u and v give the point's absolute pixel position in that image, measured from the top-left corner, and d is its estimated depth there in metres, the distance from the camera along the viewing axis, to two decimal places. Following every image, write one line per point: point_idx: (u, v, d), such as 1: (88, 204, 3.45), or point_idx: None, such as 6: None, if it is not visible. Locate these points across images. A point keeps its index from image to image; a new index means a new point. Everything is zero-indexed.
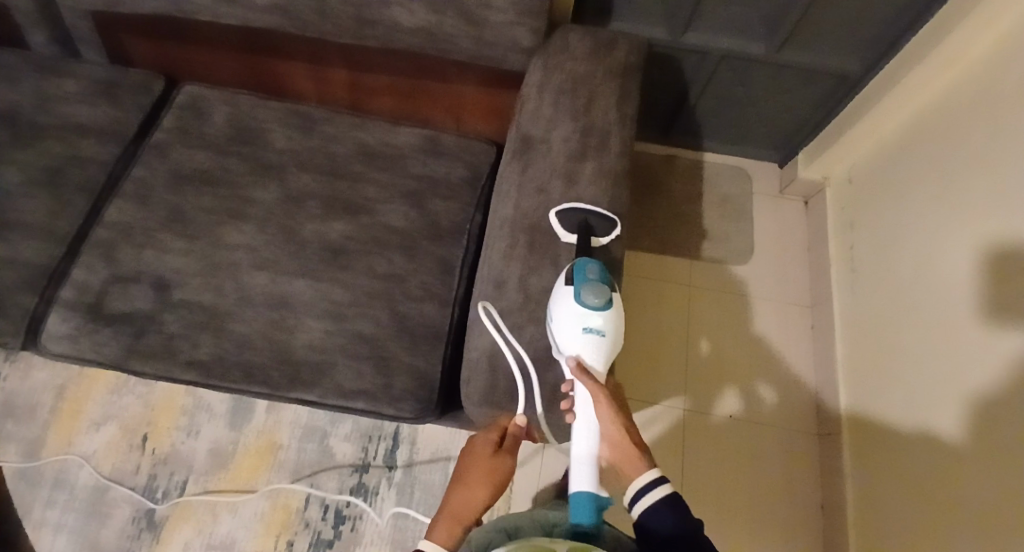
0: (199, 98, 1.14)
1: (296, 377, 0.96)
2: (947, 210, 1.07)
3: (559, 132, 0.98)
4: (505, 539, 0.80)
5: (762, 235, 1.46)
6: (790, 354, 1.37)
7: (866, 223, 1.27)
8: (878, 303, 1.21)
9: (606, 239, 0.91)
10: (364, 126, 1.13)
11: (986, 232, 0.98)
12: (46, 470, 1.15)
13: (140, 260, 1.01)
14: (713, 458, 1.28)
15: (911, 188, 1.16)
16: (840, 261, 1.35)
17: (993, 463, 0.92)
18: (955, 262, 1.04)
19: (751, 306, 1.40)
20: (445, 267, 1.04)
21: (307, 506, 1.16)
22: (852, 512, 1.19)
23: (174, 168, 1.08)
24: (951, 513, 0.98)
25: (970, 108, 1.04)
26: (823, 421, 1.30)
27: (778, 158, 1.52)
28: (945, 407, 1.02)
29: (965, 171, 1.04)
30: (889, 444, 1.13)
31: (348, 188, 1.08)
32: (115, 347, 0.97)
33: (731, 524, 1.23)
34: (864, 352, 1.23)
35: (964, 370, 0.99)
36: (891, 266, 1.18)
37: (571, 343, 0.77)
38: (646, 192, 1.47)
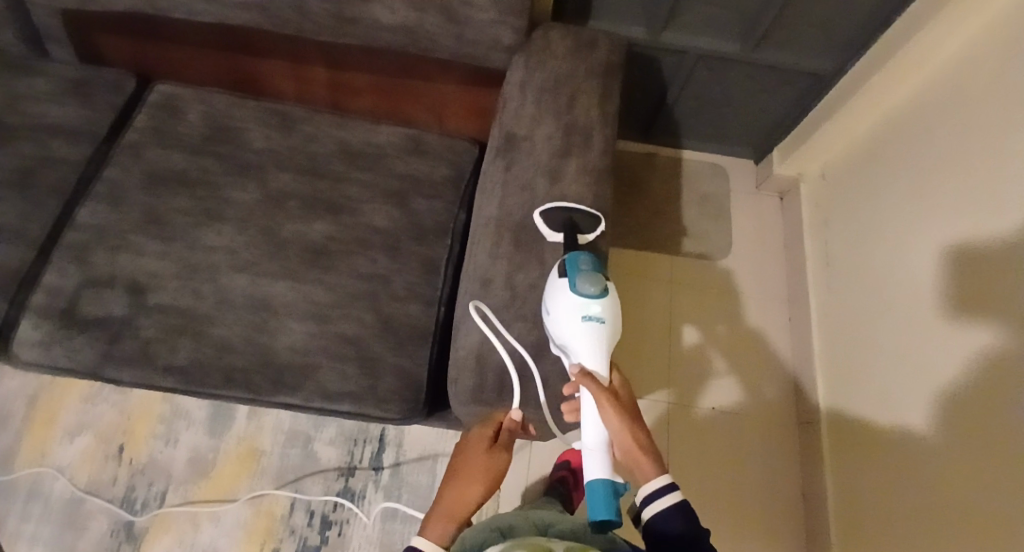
0: (174, 98, 1.11)
1: (279, 381, 0.95)
2: (918, 204, 1.09)
3: (542, 130, 0.98)
4: (500, 537, 0.85)
5: (740, 231, 1.48)
6: (769, 348, 1.38)
7: (841, 217, 1.29)
8: (854, 295, 1.22)
9: (592, 235, 0.91)
10: (344, 126, 1.12)
11: (957, 226, 1.00)
12: (20, 483, 1.12)
13: (115, 263, 0.99)
14: (697, 452, 1.28)
15: (884, 181, 1.18)
16: (816, 254, 1.36)
17: (968, 452, 0.94)
18: (928, 254, 1.05)
19: (730, 300, 1.41)
20: (429, 266, 1.03)
21: (291, 512, 1.14)
22: (832, 500, 1.21)
23: (149, 169, 1.05)
24: (930, 500, 1.00)
25: (941, 103, 1.07)
26: (803, 412, 1.32)
27: (755, 155, 1.54)
28: (920, 397, 1.04)
29: (937, 164, 1.06)
30: (866, 435, 1.15)
31: (329, 188, 1.06)
32: (91, 354, 0.94)
33: (716, 518, 1.24)
34: (840, 345, 1.25)
35: (938, 359, 1.01)
36: (865, 258, 1.20)
37: (571, 333, 0.78)
38: (627, 189, 1.48)
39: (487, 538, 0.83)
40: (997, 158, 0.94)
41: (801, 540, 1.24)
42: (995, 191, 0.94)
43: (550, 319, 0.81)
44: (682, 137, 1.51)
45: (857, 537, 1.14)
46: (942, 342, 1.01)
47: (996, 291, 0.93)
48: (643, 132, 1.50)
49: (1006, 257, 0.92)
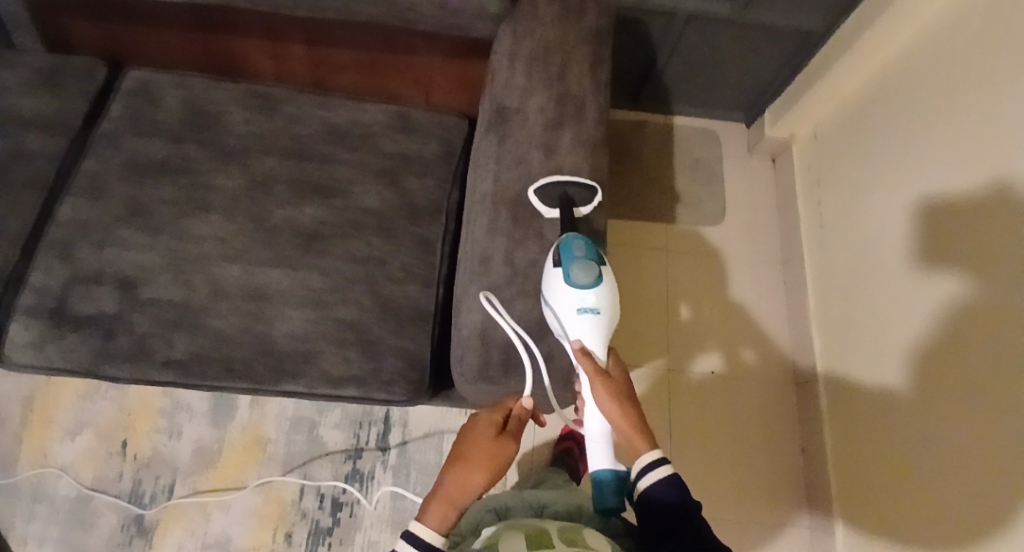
0: (149, 82, 1.07)
1: (280, 369, 0.94)
2: (906, 163, 1.09)
3: (534, 102, 0.96)
4: (494, 517, 0.90)
5: (732, 194, 1.47)
6: (765, 309, 1.39)
7: (831, 176, 1.29)
8: (845, 255, 1.23)
9: (588, 208, 0.90)
10: (328, 105, 1.09)
11: (943, 185, 1.00)
12: (23, 483, 1.11)
13: (102, 259, 0.96)
14: (697, 418, 1.30)
15: (873, 140, 1.17)
16: (809, 213, 1.36)
17: (957, 408, 0.96)
18: (916, 214, 1.06)
19: (726, 264, 1.42)
20: (426, 246, 1.02)
21: (301, 497, 1.14)
22: (831, 457, 1.23)
23: (129, 159, 1.02)
24: (922, 458, 1.02)
25: (930, 61, 1.05)
26: (801, 371, 1.33)
27: (745, 117, 1.52)
28: (908, 356, 1.05)
29: (925, 122, 1.05)
30: (860, 393, 1.17)
31: (318, 170, 1.04)
32: (84, 353, 0.92)
33: (717, 480, 1.26)
34: (833, 305, 1.25)
35: (926, 320, 1.02)
36: (856, 217, 1.21)
37: (568, 324, 0.79)
38: (618, 156, 1.47)
39: (480, 520, 0.89)
40: (985, 117, 0.94)
41: (802, 494, 1.27)
42: (983, 150, 0.94)
43: (548, 309, 0.82)
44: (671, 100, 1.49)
45: (856, 493, 1.16)
46: (929, 303, 1.01)
47: (984, 252, 0.93)
48: (630, 95, 1.47)
49: (992, 218, 0.92)
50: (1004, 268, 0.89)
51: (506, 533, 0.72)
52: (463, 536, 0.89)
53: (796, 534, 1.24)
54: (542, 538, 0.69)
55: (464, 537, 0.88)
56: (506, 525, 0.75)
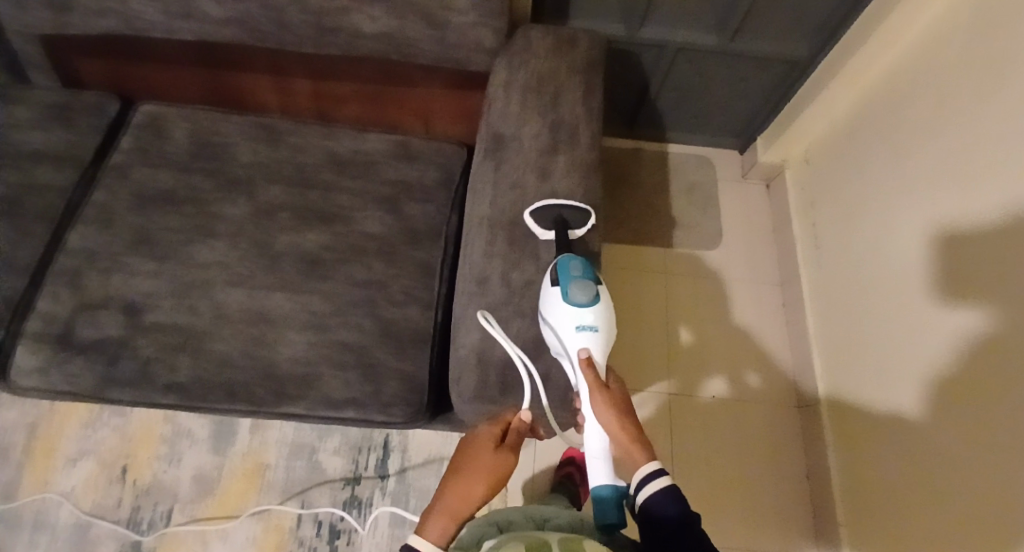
0: (158, 116, 1.10)
1: (281, 392, 0.95)
2: (898, 183, 1.11)
3: (529, 129, 1.00)
4: (498, 531, 0.89)
5: (728, 220, 1.49)
6: (763, 333, 1.40)
7: (826, 201, 1.31)
8: (843, 279, 1.24)
9: (582, 230, 0.93)
10: (331, 135, 1.12)
11: (937, 203, 1.03)
12: (23, 512, 1.11)
13: (109, 285, 0.99)
14: (700, 439, 1.30)
15: (868, 166, 1.19)
16: (805, 238, 1.38)
17: (961, 423, 0.96)
18: (915, 238, 1.07)
19: (723, 289, 1.43)
20: (425, 269, 1.03)
21: (300, 524, 1.14)
22: (836, 482, 1.22)
23: (137, 190, 1.05)
24: (929, 481, 1.02)
25: (921, 89, 1.08)
26: (801, 393, 1.33)
27: (738, 144, 1.56)
28: (910, 374, 1.06)
29: (919, 148, 1.07)
30: (863, 414, 1.17)
31: (320, 197, 1.07)
32: (89, 377, 0.94)
33: (721, 502, 1.25)
34: (832, 326, 1.26)
35: (931, 343, 1.02)
36: (854, 242, 1.22)
37: (567, 341, 0.80)
38: (615, 184, 1.49)
39: (484, 533, 0.88)
40: (982, 144, 0.95)
41: (808, 518, 1.26)
42: (974, 167, 0.96)
43: (546, 327, 0.83)
44: (666, 131, 1.52)
45: (864, 520, 1.15)
46: (933, 325, 1.02)
47: (986, 277, 0.94)
48: (627, 126, 1.51)
49: (989, 240, 0.93)
50: (1003, 281, 0.91)
51: (507, 544, 0.73)
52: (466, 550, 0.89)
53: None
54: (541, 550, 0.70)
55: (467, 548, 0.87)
56: (507, 537, 0.76)
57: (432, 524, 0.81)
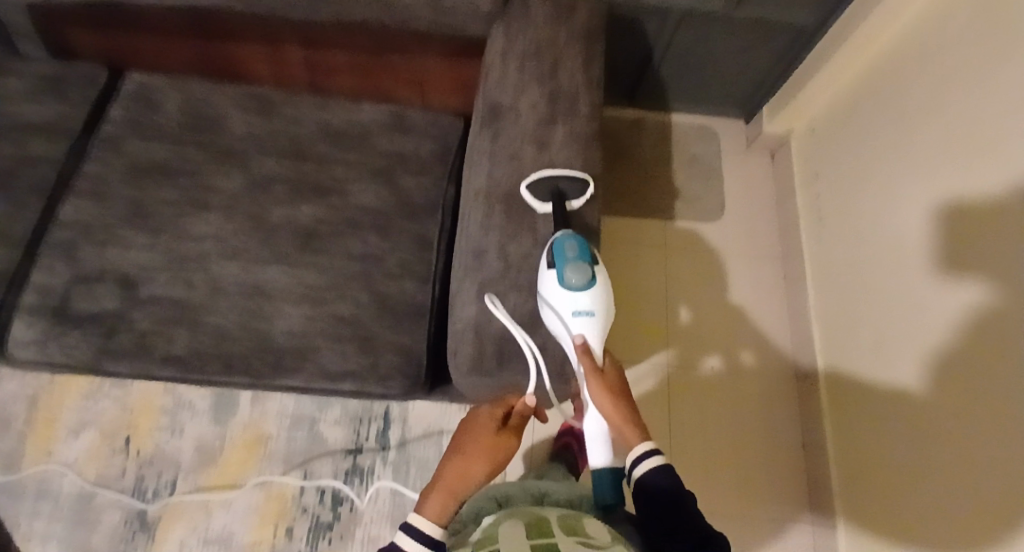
0: (149, 86, 1.08)
1: (279, 364, 0.96)
2: (902, 155, 1.09)
3: (527, 99, 0.98)
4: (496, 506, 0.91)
5: (730, 192, 1.48)
6: (763, 304, 1.39)
7: (829, 173, 1.29)
8: (844, 252, 1.23)
9: (579, 202, 0.92)
10: (325, 105, 1.10)
11: (940, 176, 1.01)
12: (27, 482, 1.12)
13: (104, 258, 0.98)
14: (697, 411, 1.30)
15: (873, 138, 1.17)
16: (807, 211, 1.36)
17: (960, 398, 0.96)
18: (919, 213, 1.05)
19: (723, 262, 1.42)
20: (422, 243, 1.03)
21: (302, 493, 1.16)
22: (832, 455, 1.23)
23: (129, 161, 1.03)
24: (926, 455, 1.02)
25: (928, 59, 1.04)
26: (800, 366, 1.33)
27: (744, 112, 1.52)
28: (910, 349, 1.05)
29: (926, 120, 1.04)
30: (861, 388, 1.16)
31: (315, 169, 1.05)
32: (87, 350, 0.95)
33: (716, 474, 1.26)
34: (832, 299, 1.26)
35: (933, 320, 1.01)
36: (857, 215, 1.20)
37: (564, 326, 0.82)
38: (616, 157, 1.47)
39: (482, 508, 0.91)
40: (990, 116, 0.92)
41: (802, 490, 1.27)
42: (978, 139, 0.94)
43: (544, 310, 0.84)
44: (668, 101, 1.49)
45: (860, 493, 1.15)
46: (935, 302, 1.01)
47: (991, 253, 0.92)
48: (628, 96, 1.48)
49: (990, 213, 0.92)
50: (1004, 256, 0.89)
51: (507, 523, 0.74)
52: (464, 524, 0.90)
53: (797, 530, 1.24)
54: (542, 528, 0.72)
55: (466, 525, 0.90)
56: (506, 514, 0.78)
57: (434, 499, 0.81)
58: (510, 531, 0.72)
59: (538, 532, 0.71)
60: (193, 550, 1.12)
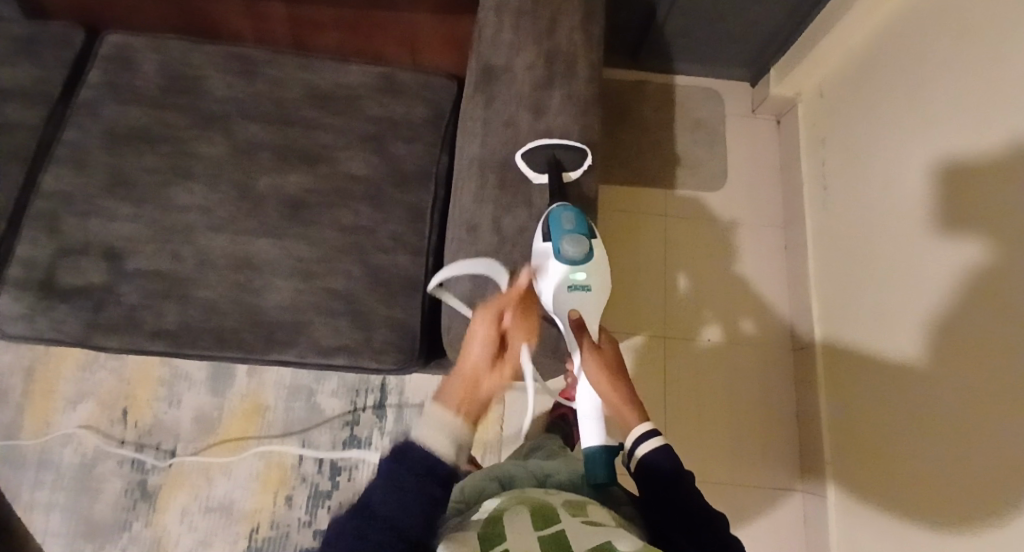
0: (126, 47, 1.03)
1: (270, 338, 0.94)
2: (910, 115, 1.04)
3: (522, 59, 0.92)
4: (499, 487, 0.87)
5: (735, 155, 1.42)
6: (767, 270, 1.35)
7: (835, 135, 1.23)
8: (847, 217, 1.18)
9: (577, 172, 0.89)
10: (311, 67, 1.04)
11: (948, 135, 0.95)
12: (27, 452, 1.12)
13: (88, 230, 0.96)
14: (692, 382, 1.28)
15: (881, 98, 1.10)
16: (813, 176, 1.30)
17: (956, 368, 0.92)
18: (925, 178, 0.99)
19: (726, 225, 1.37)
20: (415, 213, 0.99)
21: (301, 461, 1.16)
22: (826, 426, 1.21)
23: (110, 128, 1.00)
24: (920, 425, 0.98)
25: (939, 15, 0.98)
26: (798, 336, 1.30)
27: (751, 75, 1.45)
28: (910, 318, 1.01)
29: (936, 79, 0.98)
30: (858, 357, 1.13)
31: (302, 135, 1.01)
32: (75, 324, 0.93)
33: (708, 442, 1.25)
34: (833, 266, 1.22)
35: (933, 289, 0.97)
36: (862, 179, 1.15)
37: (559, 301, 0.80)
38: (618, 121, 1.41)
39: (486, 488, 0.86)
40: (1001, 76, 0.86)
41: (795, 458, 1.26)
42: (989, 96, 0.88)
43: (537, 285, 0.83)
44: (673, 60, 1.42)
45: (852, 464, 1.13)
46: (937, 270, 0.96)
47: (996, 217, 0.87)
48: (630, 55, 1.41)
49: (998, 176, 0.87)
50: (1009, 222, 0.85)
51: (511, 509, 0.71)
52: (467, 504, 0.84)
53: (789, 501, 1.23)
54: (548, 514, 0.70)
55: (468, 506, 0.84)
56: (509, 499, 0.75)
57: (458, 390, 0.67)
58: (514, 516, 0.69)
59: (544, 519, 0.69)
60: (195, 517, 1.13)
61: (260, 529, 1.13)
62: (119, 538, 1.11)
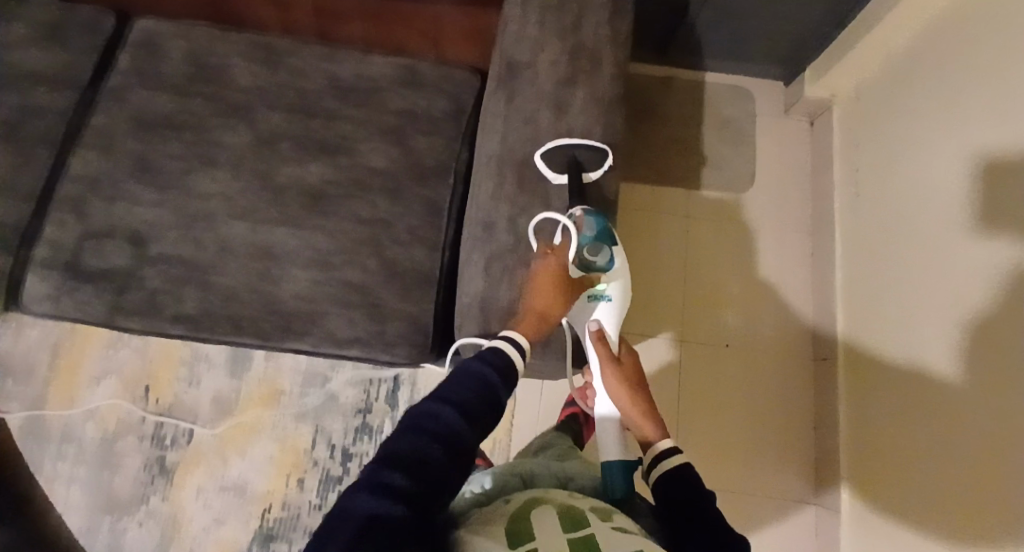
0: (155, 34, 1.04)
1: (286, 327, 0.95)
2: (947, 118, 1.00)
3: (546, 55, 0.91)
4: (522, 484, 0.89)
5: (764, 156, 1.38)
6: (791, 275, 1.32)
7: (869, 138, 1.20)
8: (878, 221, 1.15)
9: (597, 173, 0.87)
10: (334, 58, 1.05)
11: (985, 138, 0.92)
12: (52, 424, 1.16)
13: (112, 213, 0.97)
14: (707, 385, 1.26)
15: (918, 107, 1.07)
16: (844, 182, 1.27)
17: (980, 380, 0.89)
18: (960, 191, 0.96)
19: (751, 227, 1.34)
20: (433, 208, 0.99)
21: (314, 446, 1.18)
22: (845, 438, 1.18)
23: (137, 113, 1.01)
24: (941, 435, 0.96)
25: (981, 24, 0.93)
26: (819, 345, 1.27)
27: (784, 75, 1.41)
28: (939, 327, 0.98)
29: (976, 90, 0.94)
30: (883, 365, 1.11)
31: (323, 126, 1.01)
32: (98, 306, 0.95)
33: (720, 446, 1.24)
34: (862, 271, 1.19)
35: (962, 307, 0.94)
36: (894, 183, 1.11)
37: (582, 314, 0.87)
38: (644, 118, 1.39)
39: (509, 484, 0.88)
40: None
41: (809, 467, 1.24)
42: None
43: None
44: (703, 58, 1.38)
45: (870, 479, 1.11)
46: (967, 287, 0.93)
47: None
48: (659, 51, 1.39)
49: None
50: None
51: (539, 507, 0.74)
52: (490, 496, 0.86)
53: (802, 511, 1.21)
54: (576, 516, 0.73)
55: (491, 496, 0.86)
56: (537, 496, 0.78)
57: (523, 329, 0.83)
58: (542, 514, 0.73)
59: (572, 520, 0.72)
60: (210, 495, 1.15)
61: (272, 510, 1.15)
62: (136, 512, 1.14)
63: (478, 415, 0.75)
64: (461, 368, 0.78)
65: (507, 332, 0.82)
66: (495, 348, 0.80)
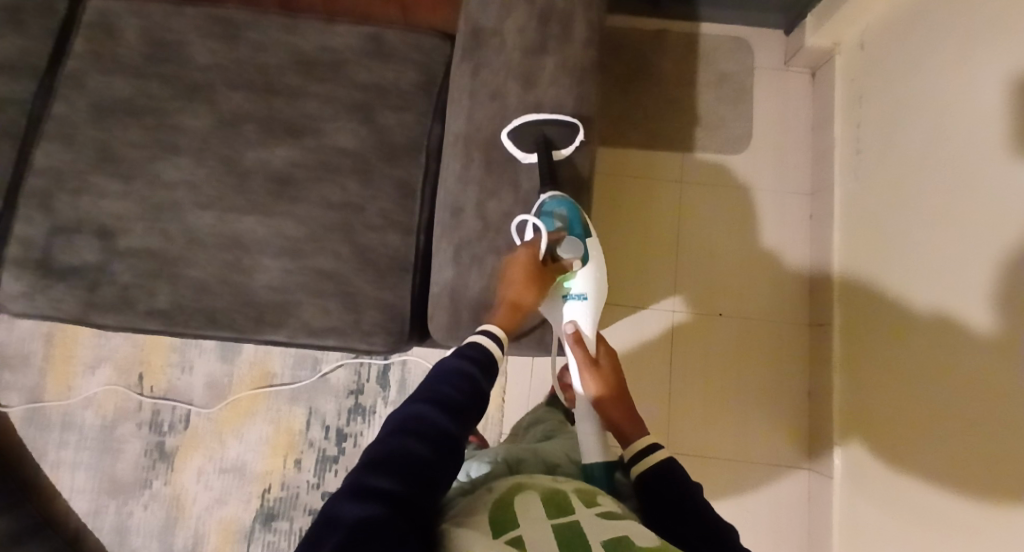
0: (108, 12, 0.99)
1: (261, 319, 0.92)
2: (955, 61, 0.90)
3: (513, 21, 0.83)
4: (507, 470, 0.78)
5: (764, 112, 1.28)
6: (793, 237, 1.24)
7: (872, 85, 1.09)
8: (878, 176, 1.06)
9: (569, 149, 0.82)
10: (295, 29, 0.98)
11: (998, 82, 0.82)
12: (52, 414, 1.18)
13: (78, 207, 0.94)
14: (698, 355, 1.21)
15: (923, 56, 0.96)
16: (845, 138, 1.17)
17: (981, 348, 0.82)
18: (971, 147, 0.86)
19: (748, 187, 1.26)
20: (405, 189, 0.94)
21: (308, 427, 1.17)
22: (838, 406, 1.12)
23: (96, 100, 0.97)
24: (937, 406, 0.89)
25: None
26: (816, 310, 1.20)
27: (784, 22, 1.30)
28: (940, 292, 0.91)
29: (988, 35, 0.84)
30: (879, 331, 1.04)
31: (287, 106, 0.96)
32: (72, 303, 0.93)
33: (710, 415, 1.19)
34: (859, 231, 1.10)
35: (969, 277, 0.86)
36: (896, 136, 1.02)
37: (557, 311, 0.85)
38: (635, 74, 1.29)
39: (493, 472, 0.77)
40: None
41: (805, 437, 1.18)
42: None
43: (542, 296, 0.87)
44: None
45: (862, 449, 1.05)
46: (972, 255, 0.85)
47: None
48: None
49: None
50: None
51: (520, 495, 0.64)
52: (474, 487, 0.74)
53: (793, 476, 1.17)
54: (560, 501, 0.63)
55: (474, 487, 0.75)
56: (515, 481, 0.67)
57: (497, 320, 0.79)
58: (525, 504, 0.62)
59: (558, 507, 0.62)
60: (210, 477, 1.16)
61: (272, 490, 1.16)
62: (140, 495, 1.16)
63: (462, 411, 0.71)
64: (439, 367, 0.74)
65: (483, 326, 0.79)
66: (474, 345, 0.77)
